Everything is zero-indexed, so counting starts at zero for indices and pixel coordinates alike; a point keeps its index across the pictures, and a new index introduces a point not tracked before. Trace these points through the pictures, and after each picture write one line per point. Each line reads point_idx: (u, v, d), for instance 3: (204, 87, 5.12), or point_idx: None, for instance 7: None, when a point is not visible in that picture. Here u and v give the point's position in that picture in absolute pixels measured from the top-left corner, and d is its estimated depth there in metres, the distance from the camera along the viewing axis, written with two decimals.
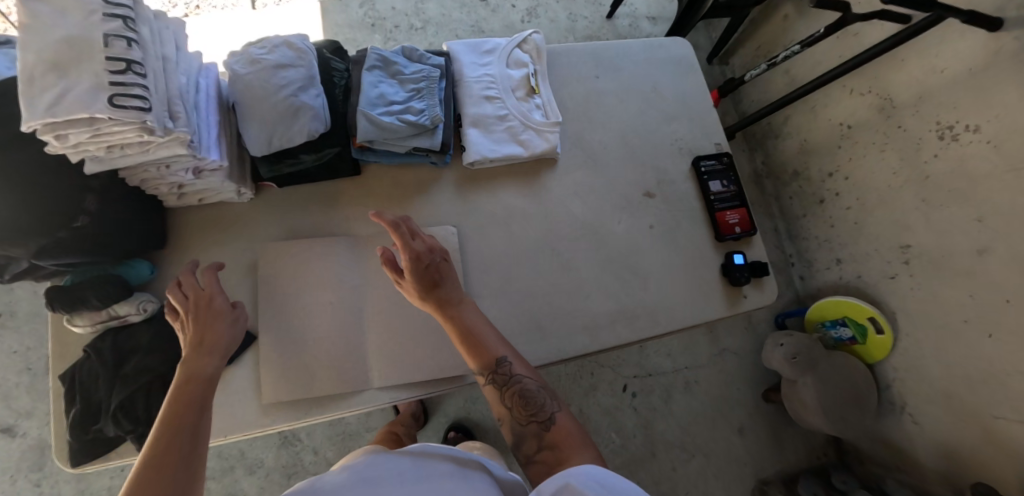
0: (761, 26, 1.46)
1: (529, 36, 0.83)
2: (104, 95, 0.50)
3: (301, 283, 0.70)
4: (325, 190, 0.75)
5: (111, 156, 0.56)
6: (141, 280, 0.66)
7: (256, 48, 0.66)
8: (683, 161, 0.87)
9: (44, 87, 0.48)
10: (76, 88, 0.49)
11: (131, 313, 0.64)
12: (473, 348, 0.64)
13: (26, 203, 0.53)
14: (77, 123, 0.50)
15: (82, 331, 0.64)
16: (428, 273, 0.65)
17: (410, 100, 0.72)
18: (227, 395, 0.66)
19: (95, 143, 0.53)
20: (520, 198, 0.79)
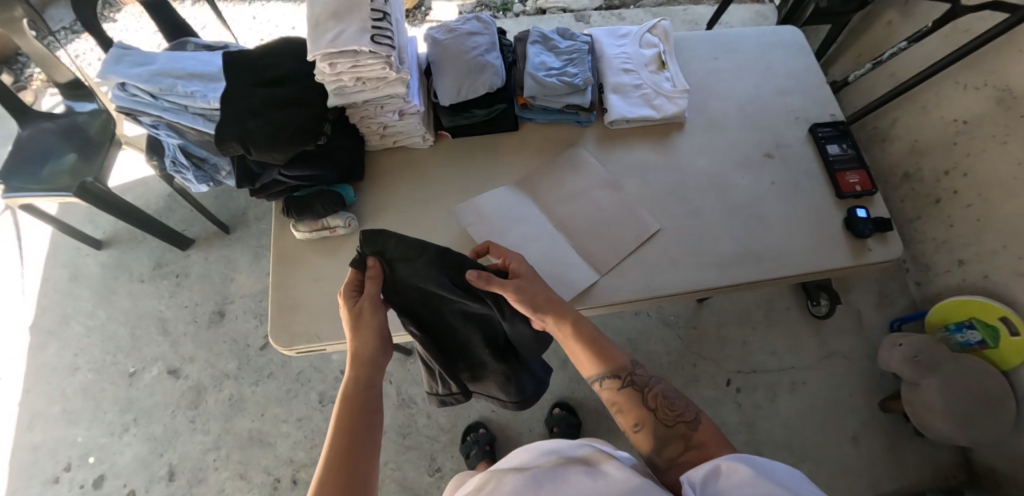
0: (864, 32, 1.52)
1: (658, 23, 0.95)
2: (365, 35, 0.68)
3: (466, 213, 0.83)
4: (487, 141, 0.89)
5: (352, 89, 0.75)
6: (347, 200, 0.83)
7: (452, 25, 0.84)
8: (800, 128, 0.92)
9: (328, 28, 0.68)
10: (348, 29, 0.68)
11: (339, 225, 0.81)
12: (596, 354, 0.66)
13: (288, 123, 0.73)
14: (343, 57, 0.68)
15: (302, 239, 0.83)
16: (524, 283, 0.66)
17: (565, 66, 0.85)
18: None
19: (353, 72, 0.71)
20: (651, 152, 0.87)
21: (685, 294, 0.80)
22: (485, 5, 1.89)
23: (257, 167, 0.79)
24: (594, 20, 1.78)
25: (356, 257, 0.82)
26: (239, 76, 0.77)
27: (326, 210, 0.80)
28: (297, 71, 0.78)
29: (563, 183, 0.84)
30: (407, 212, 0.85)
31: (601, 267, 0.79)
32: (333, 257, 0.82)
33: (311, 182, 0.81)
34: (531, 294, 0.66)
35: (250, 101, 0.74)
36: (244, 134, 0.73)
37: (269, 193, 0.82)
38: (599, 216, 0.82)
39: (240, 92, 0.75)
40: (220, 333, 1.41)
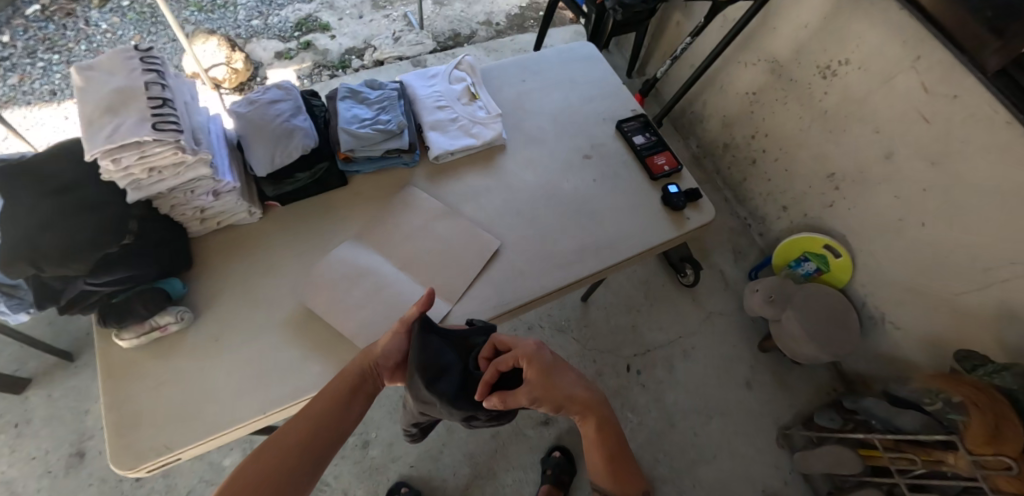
0: (661, 34, 1.74)
1: (463, 60, 1.01)
2: (146, 124, 0.65)
3: (310, 274, 0.80)
4: (319, 201, 0.88)
5: (150, 180, 0.71)
6: (175, 295, 0.77)
7: (252, 96, 0.83)
8: (608, 126, 1.02)
9: (100, 126, 0.65)
10: (124, 123, 0.65)
11: (171, 322, 0.75)
12: (612, 468, 0.74)
13: (82, 227, 0.66)
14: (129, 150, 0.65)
15: (128, 347, 0.75)
16: (552, 390, 0.68)
17: (377, 115, 0.87)
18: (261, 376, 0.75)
19: (142, 165, 0.68)
20: (481, 177, 0.92)
21: (539, 301, 0.84)
22: (322, 66, 1.90)
23: (57, 282, 0.70)
24: (431, 62, 1.86)
25: (198, 349, 0.76)
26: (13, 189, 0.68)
27: (151, 310, 0.73)
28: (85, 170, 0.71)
29: (402, 224, 0.86)
30: (248, 288, 0.81)
31: (454, 296, 0.80)
32: (170, 356, 0.76)
33: (126, 285, 0.73)
34: (556, 400, 0.68)
35: (31, 215, 0.66)
36: (27, 252, 0.64)
37: (82, 309, 0.73)
38: (442, 247, 0.84)
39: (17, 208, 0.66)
40: (84, 476, 1.23)
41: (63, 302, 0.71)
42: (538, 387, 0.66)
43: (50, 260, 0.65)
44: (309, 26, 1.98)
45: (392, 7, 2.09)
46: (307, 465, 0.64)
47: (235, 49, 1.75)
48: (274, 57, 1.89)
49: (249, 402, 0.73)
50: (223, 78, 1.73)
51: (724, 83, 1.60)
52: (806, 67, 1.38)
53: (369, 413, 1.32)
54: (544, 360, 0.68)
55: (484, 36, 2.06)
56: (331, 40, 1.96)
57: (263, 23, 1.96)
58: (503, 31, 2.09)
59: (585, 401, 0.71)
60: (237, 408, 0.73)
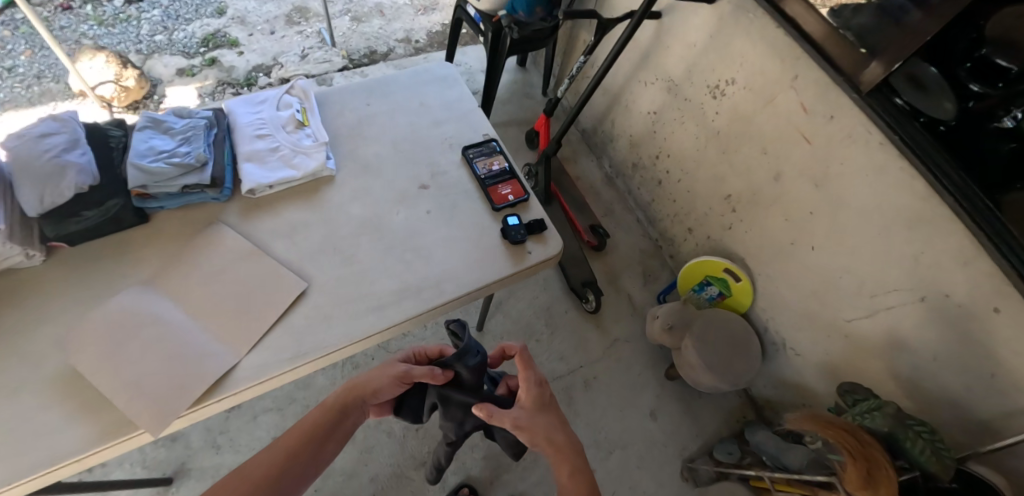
0: (569, 52, 1.70)
1: (296, 84, 0.96)
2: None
3: (85, 323, 0.73)
4: (114, 242, 0.81)
5: None
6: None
7: (24, 132, 0.75)
8: (454, 153, 0.97)
9: None
10: None
11: None
12: None
13: None
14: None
15: None
16: (536, 422, 0.69)
17: (176, 147, 0.80)
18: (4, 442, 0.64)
19: None
20: (301, 210, 0.85)
21: (349, 348, 0.77)
22: (226, 83, 1.82)
23: None
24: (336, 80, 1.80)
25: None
26: None
27: None
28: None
29: (199, 264, 0.79)
30: (7, 340, 0.72)
31: (244, 346, 0.73)
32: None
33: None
34: (538, 437, 0.68)
35: None
36: None
37: None
38: (240, 290, 0.77)
39: None
40: None
41: None
42: (525, 414, 0.69)
43: None
44: (217, 42, 1.91)
45: (307, 23, 2.03)
46: (281, 489, 0.64)
47: (126, 66, 1.67)
48: (175, 75, 1.81)
49: None
50: (112, 96, 1.65)
51: (628, 102, 1.56)
52: (697, 86, 1.33)
53: (236, 457, 1.23)
54: (538, 395, 0.71)
55: (402, 54, 2.00)
56: (238, 57, 1.89)
57: (167, 38, 1.88)
58: (422, 48, 2.03)
59: (561, 446, 0.68)
60: None
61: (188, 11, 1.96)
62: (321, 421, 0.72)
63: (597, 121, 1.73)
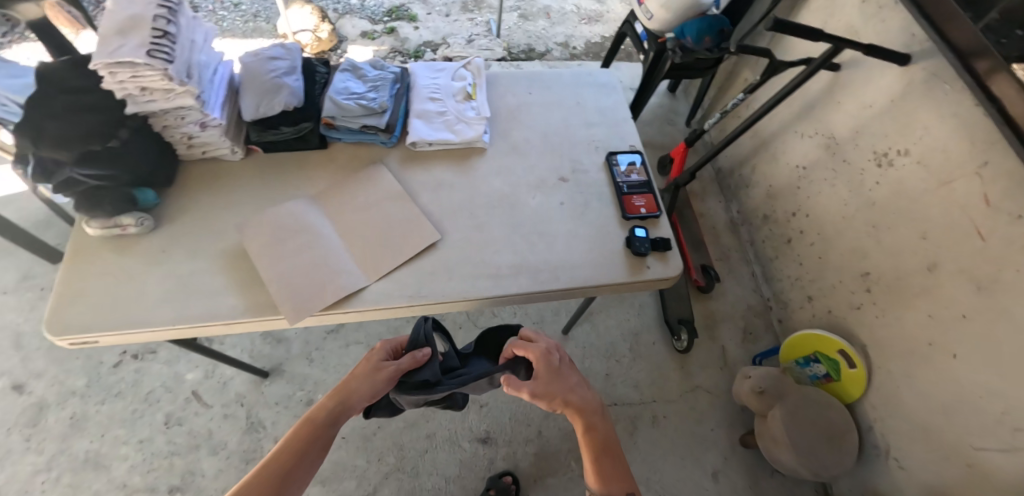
0: (728, 88, 1.66)
1: (473, 60, 1.04)
2: (144, 50, 0.73)
3: (260, 218, 0.85)
4: (295, 157, 0.93)
5: (143, 98, 0.79)
6: (127, 201, 0.83)
7: (256, 51, 0.90)
8: (598, 156, 1.00)
9: (106, 43, 0.72)
10: (125, 44, 0.73)
11: (130, 224, 0.83)
12: (601, 470, 0.75)
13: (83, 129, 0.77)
14: (126, 68, 0.73)
15: (95, 235, 0.84)
16: (554, 387, 0.78)
17: (366, 92, 0.91)
18: (183, 292, 0.80)
19: (134, 82, 0.76)
20: (452, 172, 0.93)
21: (458, 303, 0.82)
22: (398, 51, 2.02)
23: (52, 165, 0.80)
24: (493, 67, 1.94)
25: (147, 257, 0.84)
26: (46, 79, 0.80)
27: (116, 208, 0.82)
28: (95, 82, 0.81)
29: (356, 194, 0.89)
30: (207, 214, 0.87)
31: (375, 274, 0.81)
32: (123, 255, 0.84)
33: (103, 182, 0.81)
34: (558, 398, 0.78)
35: (46, 106, 0.78)
36: (29, 134, 0.76)
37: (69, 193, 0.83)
38: (383, 225, 0.86)
39: (40, 96, 0.78)
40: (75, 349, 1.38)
41: (50, 183, 0.81)
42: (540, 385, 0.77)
43: (46, 145, 0.77)
44: (399, 15, 2.13)
45: (479, 12, 2.18)
46: None
47: (324, 19, 1.93)
48: (360, 35, 2.05)
49: (168, 312, 0.79)
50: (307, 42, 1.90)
51: (777, 151, 1.49)
52: (861, 150, 1.24)
53: (321, 374, 1.37)
54: (553, 361, 0.80)
55: (557, 57, 2.08)
56: (413, 31, 2.08)
57: (360, 2, 2.14)
58: (576, 55, 2.10)
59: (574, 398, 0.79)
60: (154, 315, 0.79)
61: None
62: (309, 431, 0.72)
63: (737, 163, 1.67)
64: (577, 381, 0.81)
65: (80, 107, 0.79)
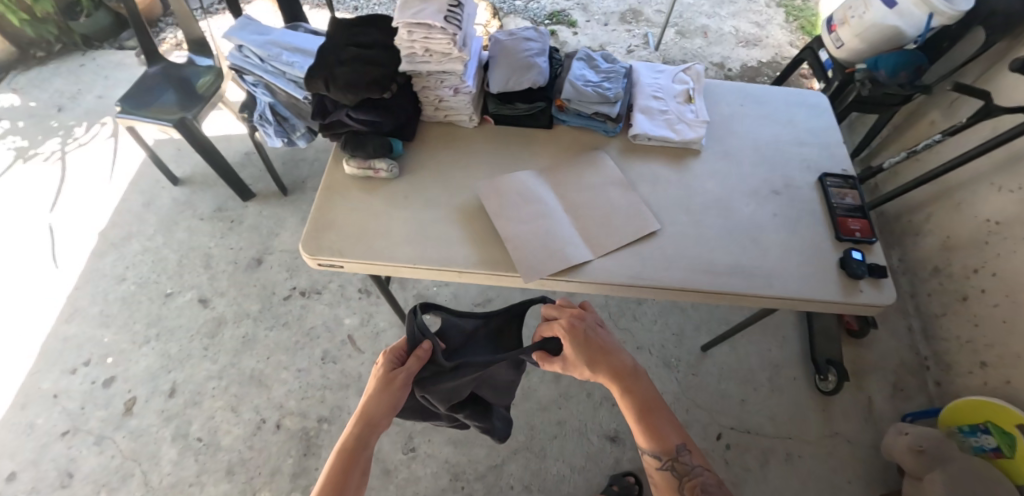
0: (908, 130, 1.59)
1: (693, 65, 1.06)
2: (440, 16, 0.78)
3: (495, 181, 0.90)
4: (524, 132, 0.98)
5: (420, 59, 0.85)
6: (385, 146, 0.88)
7: (512, 30, 0.94)
8: (810, 175, 0.99)
9: (412, 6, 0.79)
10: (427, 9, 0.79)
11: (383, 168, 0.88)
12: (651, 430, 0.77)
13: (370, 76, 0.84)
14: (421, 31, 0.80)
15: (349, 175, 0.90)
16: (590, 358, 0.79)
17: (601, 81, 0.96)
18: (423, 237, 0.84)
19: (423, 43, 0.81)
20: (669, 169, 0.97)
21: (674, 292, 0.86)
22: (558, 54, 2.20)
23: (331, 105, 0.89)
24: None
25: (391, 198, 0.88)
26: (342, 33, 0.90)
27: (376, 151, 0.87)
28: (385, 40, 0.89)
29: (581, 174, 0.93)
30: (445, 169, 0.92)
31: (598, 251, 0.86)
32: (371, 194, 0.89)
33: (366, 127, 0.88)
34: (591, 369, 0.80)
35: (342, 53, 0.86)
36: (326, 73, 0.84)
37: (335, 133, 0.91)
38: (609, 208, 0.90)
39: (337, 46, 0.88)
40: (253, 277, 1.55)
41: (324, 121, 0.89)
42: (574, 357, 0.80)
43: (337, 84, 0.84)
44: (559, 19, 2.32)
45: (637, 24, 2.34)
46: None
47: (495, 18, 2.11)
48: None
49: (408, 252, 0.83)
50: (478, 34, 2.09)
51: (960, 203, 1.41)
52: None
53: None
54: (580, 333, 0.80)
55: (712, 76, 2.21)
56: (573, 36, 2.26)
57: (525, 4, 2.35)
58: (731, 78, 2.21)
59: (609, 365, 0.80)
60: (395, 253, 0.82)
61: None
62: (349, 449, 0.73)
63: (907, 209, 1.58)
64: (610, 351, 0.81)
65: (369, 58, 0.86)
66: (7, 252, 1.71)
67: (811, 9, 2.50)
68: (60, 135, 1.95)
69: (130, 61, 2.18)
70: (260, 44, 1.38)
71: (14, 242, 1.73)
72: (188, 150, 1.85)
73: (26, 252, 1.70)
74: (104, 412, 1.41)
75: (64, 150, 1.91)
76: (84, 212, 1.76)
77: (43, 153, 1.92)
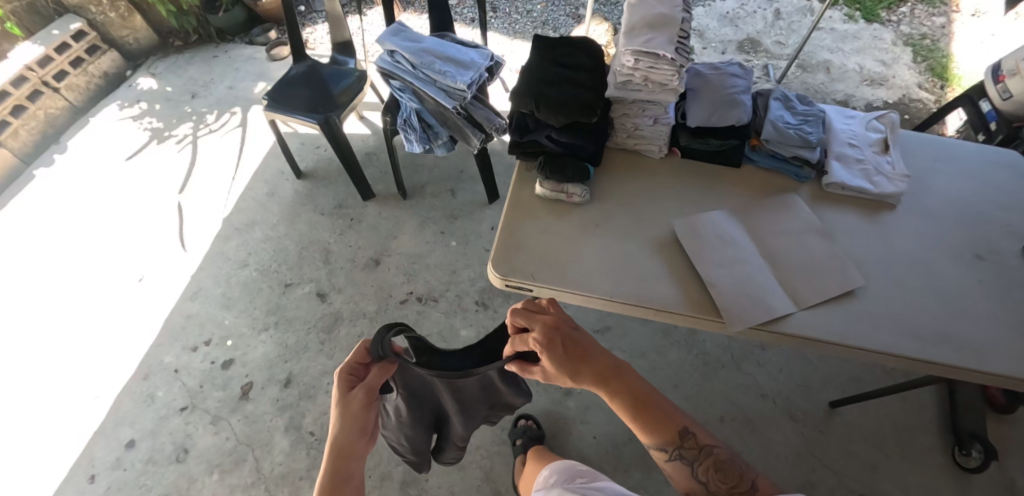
0: None
1: (887, 114, 1.00)
2: (671, 47, 0.75)
3: (690, 218, 0.87)
4: (712, 168, 0.94)
5: (631, 87, 0.82)
6: (583, 171, 0.84)
7: (715, 63, 0.90)
8: (1016, 241, 0.91)
9: (641, 34, 0.76)
10: (657, 39, 0.75)
11: (577, 193, 0.85)
12: (652, 421, 0.70)
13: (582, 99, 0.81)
14: (649, 60, 0.76)
15: (539, 196, 0.87)
16: (572, 361, 0.71)
17: (802, 124, 0.91)
18: (616, 269, 0.81)
19: (643, 72, 0.78)
20: (863, 221, 0.92)
21: (878, 357, 0.80)
22: None
23: (533, 125, 0.87)
24: None
25: (582, 226, 0.85)
26: (549, 52, 0.88)
27: (573, 175, 0.84)
28: (593, 63, 0.87)
29: (773, 218, 0.89)
30: (633, 197, 0.89)
31: (799, 304, 0.81)
32: (561, 218, 0.86)
33: (565, 151, 0.86)
34: (571, 373, 0.71)
35: (553, 73, 0.84)
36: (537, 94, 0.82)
37: (530, 154, 0.89)
38: (807, 258, 0.85)
39: (546, 65, 0.86)
40: (371, 277, 1.58)
41: (523, 140, 0.87)
42: (554, 360, 0.71)
43: (547, 105, 0.82)
44: None
45: (755, 55, 2.35)
46: None
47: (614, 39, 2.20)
48: None
49: (602, 283, 0.79)
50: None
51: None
52: None
53: None
54: (552, 336, 0.72)
55: None
56: None
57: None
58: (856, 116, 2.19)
59: (589, 364, 0.71)
60: (589, 283, 0.79)
61: None
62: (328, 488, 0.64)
63: None
64: (582, 348, 0.72)
65: (579, 81, 0.84)
66: (139, 227, 1.81)
67: (940, 50, 2.48)
68: (192, 120, 2.11)
69: (260, 57, 2.34)
70: (415, 51, 1.41)
71: (147, 218, 1.83)
72: (311, 145, 1.93)
73: (154, 228, 1.79)
74: (221, 393, 1.44)
75: (196, 133, 2.06)
76: (211, 195, 1.85)
77: (179, 135, 2.06)
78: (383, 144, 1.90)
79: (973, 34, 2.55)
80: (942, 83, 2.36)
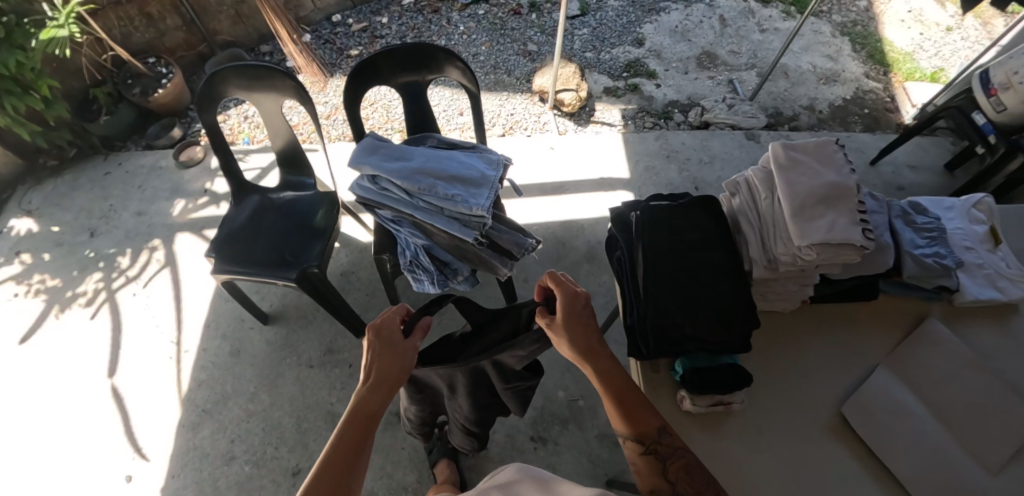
0: None
1: (982, 199, 0.94)
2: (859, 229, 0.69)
3: (845, 393, 0.79)
4: (842, 313, 0.85)
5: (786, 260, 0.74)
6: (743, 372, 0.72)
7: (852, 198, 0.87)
8: None
9: (817, 213, 0.70)
10: (837, 220, 0.70)
11: (734, 399, 0.72)
12: (627, 412, 0.70)
13: (733, 300, 0.72)
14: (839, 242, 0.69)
15: (685, 412, 0.73)
16: (576, 327, 0.73)
17: (934, 245, 0.83)
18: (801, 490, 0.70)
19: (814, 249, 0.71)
20: (999, 334, 0.85)
21: None
22: (645, 110, 2.13)
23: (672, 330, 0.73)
24: (763, 139, 1.94)
25: (745, 437, 0.73)
26: (660, 233, 0.77)
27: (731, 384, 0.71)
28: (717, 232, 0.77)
29: (922, 361, 0.81)
30: (778, 379, 0.79)
31: (986, 469, 0.74)
32: (720, 432, 0.73)
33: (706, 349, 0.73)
34: (570, 341, 0.73)
35: (683, 266, 0.75)
36: (682, 301, 0.73)
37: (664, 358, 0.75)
38: (971, 406, 0.78)
39: (672, 252, 0.76)
40: (397, 438, 1.37)
41: (657, 347, 0.73)
42: (559, 326, 0.73)
43: (697, 315, 0.72)
44: (636, 71, 2.27)
45: (717, 69, 2.27)
46: None
47: (580, 79, 2.05)
48: (603, 92, 2.19)
49: None
50: (568, 101, 2.03)
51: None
52: None
53: None
54: (571, 306, 0.74)
55: (806, 121, 2.10)
56: (656, 88, 2.20)
57: (597, 57, 2.31)
58: (825, 120, 2.13)
59: (589, 330, 0.74)
60: None
61: (612, 37, 2.39)
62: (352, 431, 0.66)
63: None
64: (591, 314, 0.75)
65: (716, 270, 0.74)
66: (68, 434, 1.40)
67: (874, 35, 2.51)
68: (101, 267, 1.68)
69: (167, 163, 1.92)
70: (405, 173, 1.13)
71: (74, 422, 1.42)
72: None
73: (91, 431, 1.40)
74: None
75: (112, 285, 1.64)
76: (156, 370, 1.47)
77: (87, 292, 1.63)
78: (361, 259, 1.62)
79: (895, 13, 2.63)
80: (884, 69, 2.36)
